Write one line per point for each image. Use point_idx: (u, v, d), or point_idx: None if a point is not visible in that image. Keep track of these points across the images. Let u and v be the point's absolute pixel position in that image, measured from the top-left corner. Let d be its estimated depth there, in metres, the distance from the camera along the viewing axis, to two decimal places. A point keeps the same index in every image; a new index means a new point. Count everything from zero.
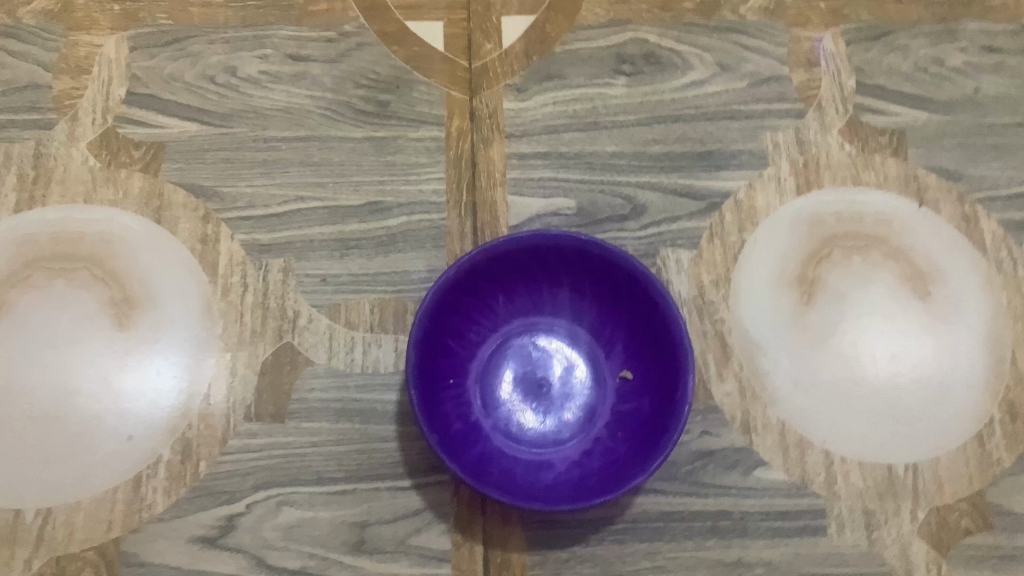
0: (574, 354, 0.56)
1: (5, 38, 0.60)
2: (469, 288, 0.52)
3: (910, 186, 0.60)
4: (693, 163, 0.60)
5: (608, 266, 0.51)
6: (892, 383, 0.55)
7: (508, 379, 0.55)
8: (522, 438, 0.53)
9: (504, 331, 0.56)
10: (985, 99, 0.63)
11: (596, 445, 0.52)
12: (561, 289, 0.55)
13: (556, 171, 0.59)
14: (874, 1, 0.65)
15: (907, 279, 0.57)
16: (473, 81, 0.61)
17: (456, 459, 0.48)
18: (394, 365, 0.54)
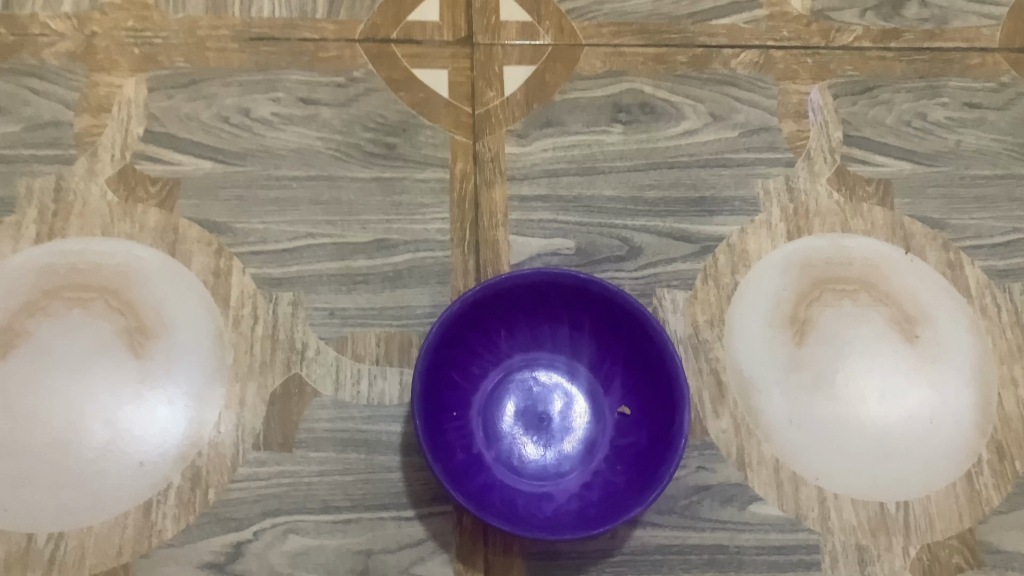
0: (573, 389, 0.57)
1: (28, 77, 0.63)
2: (474, 322, 0.54)
3: (897, 233, 0.63)
4: (688, 207, 0.63)
5: (607, 302, 0.53)
6: (883, 421, 0.57)
7: (509, 412, 0.56)
8: (523, 469, 0.54)
9: (506, 365, 0.57)
10: (966, 152, 0.66)
11: (595, 478, 0.53)
12: (562, 326, 0.57)
13: (556, 212, 0.61)
14: (859, 57, 0.68)
15: (895, 321, 0.60)
16: (476, 126, 0.63)
17: (461, 488, 0.49)
18: (399, 397, 0.56)
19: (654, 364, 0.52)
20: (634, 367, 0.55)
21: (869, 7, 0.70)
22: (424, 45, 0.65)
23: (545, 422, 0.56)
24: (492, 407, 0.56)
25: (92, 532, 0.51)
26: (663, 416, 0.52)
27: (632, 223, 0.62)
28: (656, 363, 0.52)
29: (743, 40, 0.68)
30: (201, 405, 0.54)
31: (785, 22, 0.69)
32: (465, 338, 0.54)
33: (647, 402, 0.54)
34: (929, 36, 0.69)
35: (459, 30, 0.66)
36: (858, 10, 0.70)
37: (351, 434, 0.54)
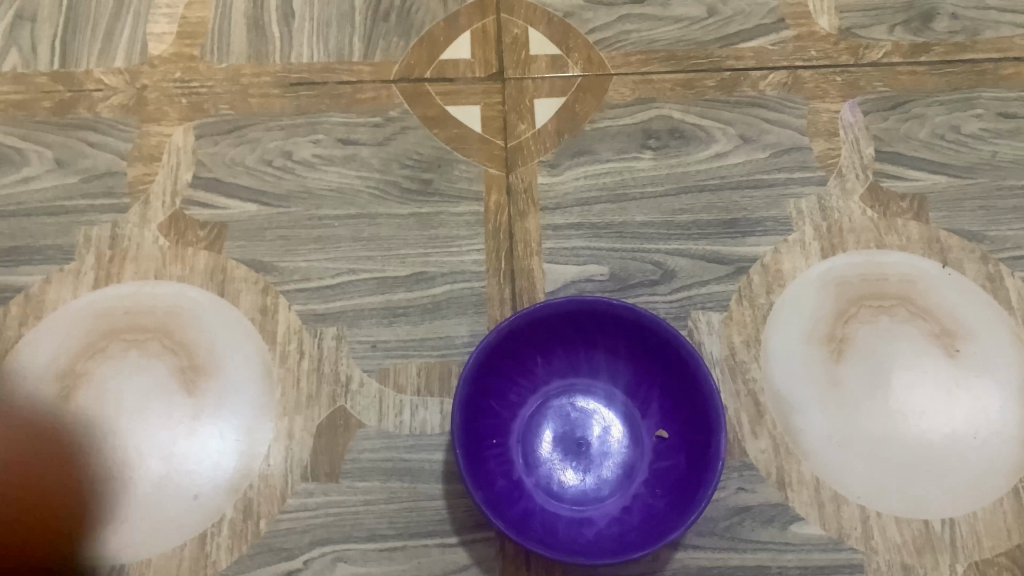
0: (611, 414, 0.58)
1: (85, 131, 0.66)
2: (511, 350, 0.55)
3: (934, 247, 0.62)
4: (720, 229, 0.63)
5: (641, 328, 0.54)
6: (924, 438, 0.57)
7: (548, 438, 0.57)
8: (563, 494, 0.55)
9: (544, 392, 0.59)
10: (1003, 162, 0.65)
11: (635, 502, 0.54)
12: (598, 351, 0.58)
13: (589, 240, 0.63)
14: (889, 73, 0.68)
15: (934, 337, 0.59)
16: (508, 159, 0.65)
17: (501, 514, 0.50)
18: (440, 426, 0.57)
19: (690, 387, 0.53)
20: (670, 390, 0.56)
21: (897, 23, 0.70)
22: (456, 82, 0.67)
23: (583, 447, 0.57)
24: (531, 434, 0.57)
25: (152, 563, 0.53)
26: (700, 438, 0.52)
27: (665, 248, 0.62)
28: (691, 386, 0.53)
29: (770, 62, 0.68)
30: (251, 438, 0.56)
31: (812, 41, 0.69)
32: (503, 366, 0.56)
33: (685, 425, 0.54)
34: (961, 48, 0.69)
35: (490, 66, 0.68)
36: (886, 26, 0.70)
37: (395, 463, 0.56)
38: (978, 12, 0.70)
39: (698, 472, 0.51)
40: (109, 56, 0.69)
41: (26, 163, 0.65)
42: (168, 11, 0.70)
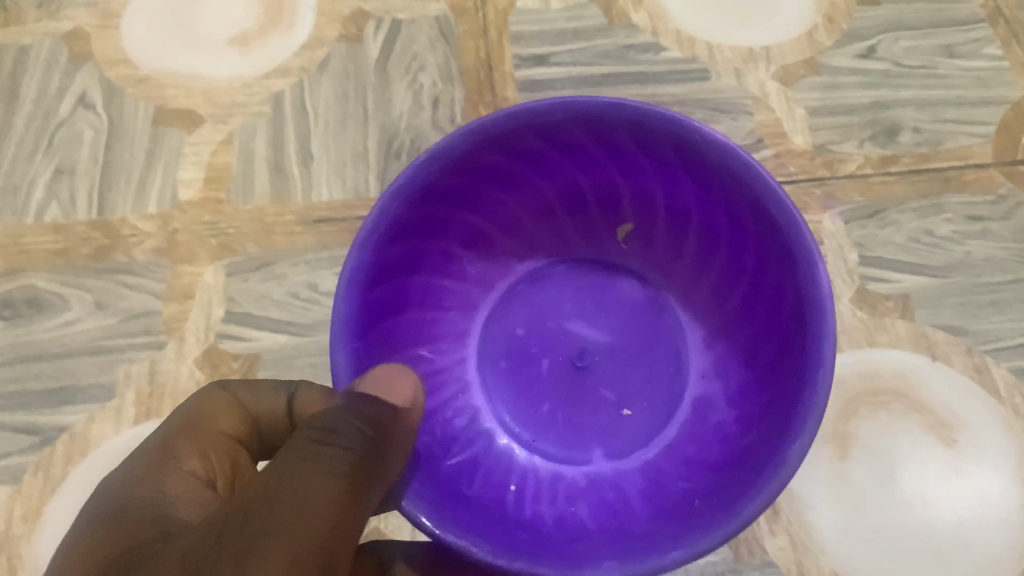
0: (546, 353, 0.64)
1: (122, 274, 0.72)
2: (471, 243, 0.63)
3: (922, 342, 0.67)
4: (767, 203, 0.50)
5: (548, 318, 0.65)
6: (934, 524, 0.62)
7: (545, 368, 0.64)
8: (560, 390, 0.63)
9: (499, 303, 0.66)
10: (976, 261, 0.71)
11: (627, 289, 0.66)
12: (458, 223, 0.60)
13: (569, 267, 0.66)
14: (863, 183, 0.74)
15: (931, 429, 0.64)
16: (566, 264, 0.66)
17: (602, 379, 0.63)
18: (611, 398, 0.62)
19: (615, 316, 0.65)
20: (554, 185, 0.61)
21: (865, 138, 0.76)
22: None
23: (691, 515, 0.49)
24: (536, 319, 0.65)
25: None
26: (670, 292, 0.65)
27: (670, 556, 0.45)
28: (685, 276, 0.64)
29: None
30: None
31: (791, 158, 0.75)
32: (489, 497, 0.55)
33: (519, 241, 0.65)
34: (925, 158, 0.75)
35: None
36: (855, 141, 0.76)
37: None
38: (936, 125, 0.76)
39: (736, 221, 0.55)
40: (143, 203, 0.74)
41: (67, 307, 0.71)
42: (196, 159, 0.76)
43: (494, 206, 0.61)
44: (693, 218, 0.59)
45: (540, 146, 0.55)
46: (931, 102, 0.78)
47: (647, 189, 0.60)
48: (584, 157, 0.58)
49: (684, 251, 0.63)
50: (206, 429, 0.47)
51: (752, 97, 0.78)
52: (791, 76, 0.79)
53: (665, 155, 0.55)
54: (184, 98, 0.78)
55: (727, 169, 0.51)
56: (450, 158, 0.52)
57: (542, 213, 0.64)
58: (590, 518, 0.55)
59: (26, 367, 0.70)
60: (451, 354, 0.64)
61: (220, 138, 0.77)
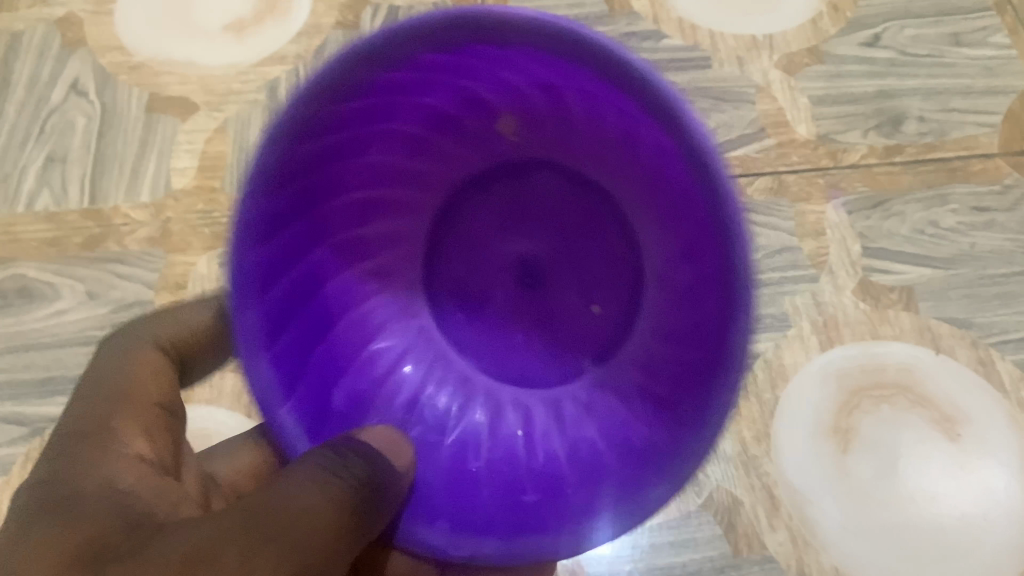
0: (489, 283, 0.58)
1: (115, 264, 0.71)
2: (381, 210, 0.55)
3: (925, 335, 0.66)
4: (691, 147, 0.36)
5: (479, 235, 0.58)
6: (937, 520, 0.61)
7: (495, 299, 0.57)
8: (518, 319, 0.57)
9: (428, 247, 0.58)
10: (981, 252, 0.70)
11: (539, 175, 0.57)
12: (369, 200, 0.53)
13: (473, 185, 0.58)
14: (867, 173, 0.73)
15: (935, 424, 0.63)
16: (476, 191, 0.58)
17: (557, 299, 0.56)
18: (570, 310, 0.56)
19: (546, 219, 0.57)
20: (374, 113, 0.46)
21: (870, 128, 0.75)
22: None
23: (678, 441, 0.41)
24: (472, 258, 0.58)
25: None
26: (586, 163, 0.54)
27: (655, 491, 0.40)
28: (589, 142, 0.51)
29: (755, 169, 0.73)
30: None
31: (794, 147, 0.74)
32: (495, 465, 0.48)
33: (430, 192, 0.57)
34: (931, 148, 0.74)
35: None
36: (860, 130, 0.74)
37: None
38: (942, 114, 0.75)
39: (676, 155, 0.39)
40: (136, 191, 0.73)
41: (59, 297, 0.70)
42: (190, 147, 0.75)
43: (383, 169, 0.53)
44: (578, 117, 0.49)
45: (341, 108, 0.41)
46: (937, 91, 0.76)
47: (497, 78, 0.45)
48: (406, 86, 0.45)
49: (576, 128, 0.50)
50: (142, 399, 0.44)
51: (755, 85, 0.76)
52: (795, 65, 0.77)
53: (527, 50, 0.38)
54: (178, 85, 0.77)
55: (570, 59, 0.37)
56: (271, 167, 0.40)
57: (410, 146, 0.53)
58: (603, 435, 0.49)
59: (17, 357, 0.69)
60: (408, 334, 0.56)
61: (214, 126, 0.75)
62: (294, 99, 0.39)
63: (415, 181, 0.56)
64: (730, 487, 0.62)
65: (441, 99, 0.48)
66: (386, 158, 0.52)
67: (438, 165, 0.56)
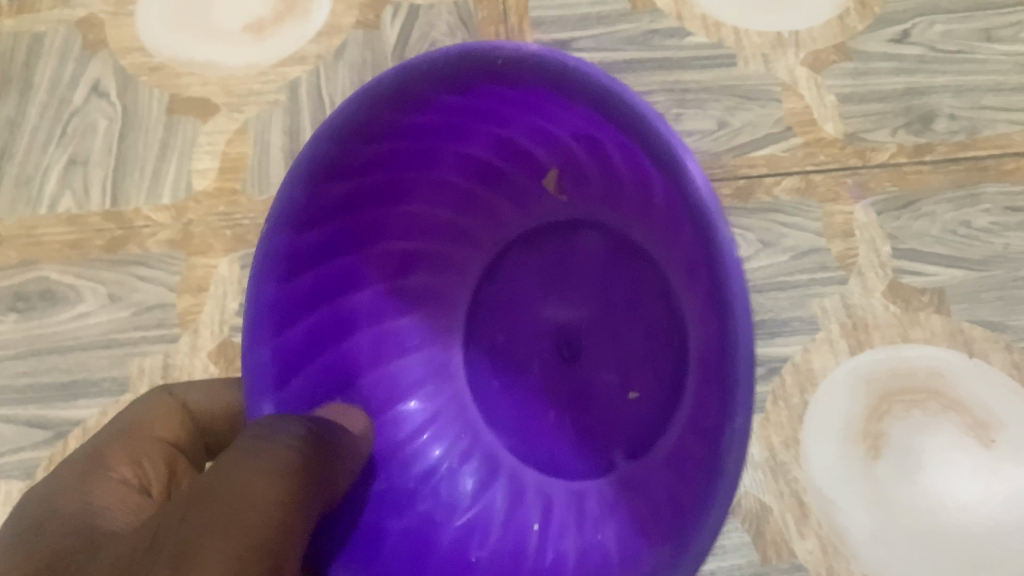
0: (529, 355, 0.60)
1: (137, 266, 0.71)
2: (433, 237, 0.60)
3: (957, 338, 0.65)
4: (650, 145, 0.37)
5: (519, 303, 0.61)
6: (970, 529, 0.60)
7: (537, 371, 0.59)
8: (557, 391, 0.58)
9: (470, 315, 0.62)
10: (1015, 253, 0.68)
11: (585, 238, 0.59)
12: (410, 242, 0.59)
13: (529, 253, 0.61)
14: (897, 173, 0.71)
15: (968, 429, 0.62)
16: (528, 262, 0.61)
17: (592, 371, 0.58)
18: (605, 381, 0.57)
19: (587, 286, 0.59)
20: (413, 153, 0.53)
21: (899, 126, 0.73)
22: None
23: (665, 539, 0.40)
24: (508, 322, 0.61)
25: None
26: (630, 227, 0.56)
27: None
28: (627, 204, 0.55)
29: (782, 168, 0.71)
30: None
31: (821, 146, 0.72)
32: (500, 557, 0.50)
33: (488, 243, 0.63)
34: (963, 147, 0.72)
35: None
36: (889, 129, 0.73)
37: None
38: (974, 112, 0.73)
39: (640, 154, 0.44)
40: (157, 193, 0.73)
41: (81, 299, 0.70)
42: (210, 149, 0.75)
43: (426, 220, 0.59)
44: (620, 173, 0.52)
45: (372, 149, 0.49)
46: (969, 87, 0.74)
47: (531, 127, 0.52)
48: (452, 131, 0.53)
49: (608, 172, 0.54)
50: (144, 434, 0.46)
51: (781, 83, 0.75)
52: (822, 62, 0.75)
53: (534, 86, 0.41)
54: (199, 86, 0.77)
55: (602, 109, 0.38)
56: (295, 215, 0.47)
57: (462, 201, 0.60)
58: (609, 536, 0.48)
59: (40, 360, 0.69)
60: (442, 396, 0.60)
61: (235, 127, 0.75)
62: (313, 146, 0.46)
63: (457, 234, 0.61)
64: (758, 494, 0.61)
65: (484, 132, 0.54)
66: (433, 203, 0.59)
67: (492, 212, 0.62)
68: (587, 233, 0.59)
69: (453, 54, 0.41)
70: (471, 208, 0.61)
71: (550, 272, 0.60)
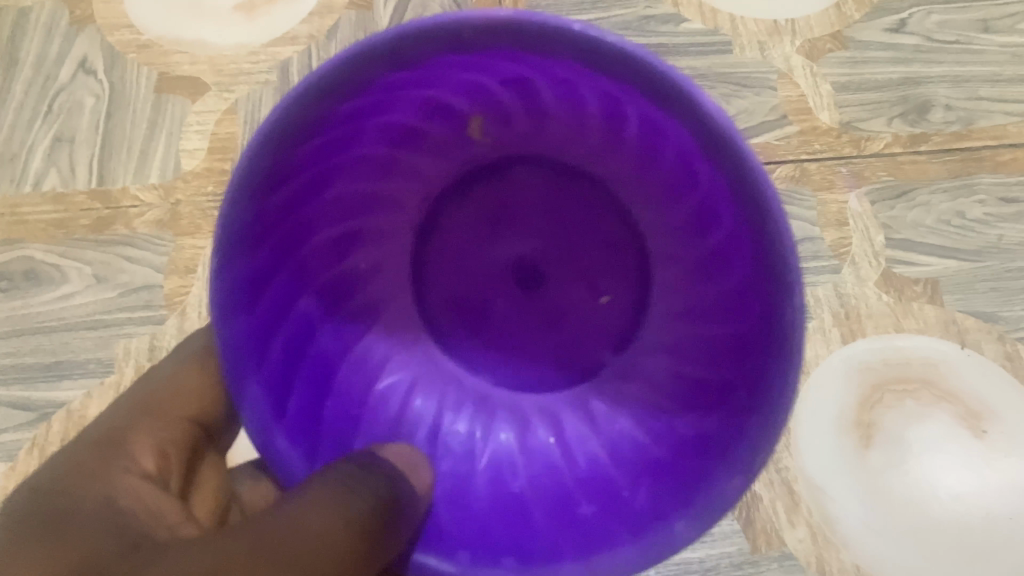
0: (491, 291, 0.62)
1: (123, 247, 0.70)
2: (364, 210, 0.58)
3: (951, 329, 0.65)
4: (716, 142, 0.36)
5: (472, 245, 0.62)
6: (962, 520, 0.60)
7: (501, 300, 0.61)
8: (529, 321, 0.61)
9: (416, 268, 0.62)
10: (1010, 245, 0.68)
11: (519, 173, 0.61)
12: (339, 227, 0.56)
13: (458, 201, 0.62)
14: (892, 162, 0.71)
15: (961, 420, 0.62)
16: (459, 208, 0.62)
17: (562, 296, 0.61)
18: (578, 299, 0.61)
19: (536, 215, 0.61)
20: (350, 135, 0.50)
21: (895, 115, 0.72)
22: None
23: (729, 412, 0.43)
24: (463, 266, 0.62)
25: None
26: (568, 153, 0.58)
27: (726, 487, 0.40)
28: (558, 135, 0.56)
29: (777, 156, 0.71)
30: None
31: (817, 135, 0.72)
32: (537, 479, 0.51)
33: (411, 197, 0.61)
34: (958, 138, 0.72)
35: None
36: (885, 118, 0.72)
37: None
38: (970, 103, 0.73)
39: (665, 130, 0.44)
40: (144, 173, 0.72)
41: (66, 280, 0.69)
42: (199, 129, 0.73)
43: (350, 199, 0.56)
44: (552, 111, 0.53)
45: (332, 114, 0.42)
46: (965, 78, 0.74)
47: (467, 87, 0.51)
48: (378, 110, 0.49)
49: (545, 119, 0.55)
50: (168, 414, 0.46)
51: (777, 71, 0.74)
52: (818, 50, 0.75)
53: (500, 53, 0.40)
54: (188, 65, 0.75)
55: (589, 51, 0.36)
56: (242, 236, 0.42)
57: (384, 167, 0.57)
58: (639, 427, 0.52)
59: (23, 341, 0.68)
60: (414, 361, 0.59)
61: (224, 107, 0.74)
62: (252, 154, 0.40)
63: (384, 199, 0.59)
64: (749, 482, 0.60)
65: (408, 107, 0.52)
66: (355, 181, 0.55)
67: (393, 178, 0.59)
68: (516, 172, 0.61)
69: (400, 35, 0.37)
70: (385, 180, 0.58)
71: (490, 215, 0.62)
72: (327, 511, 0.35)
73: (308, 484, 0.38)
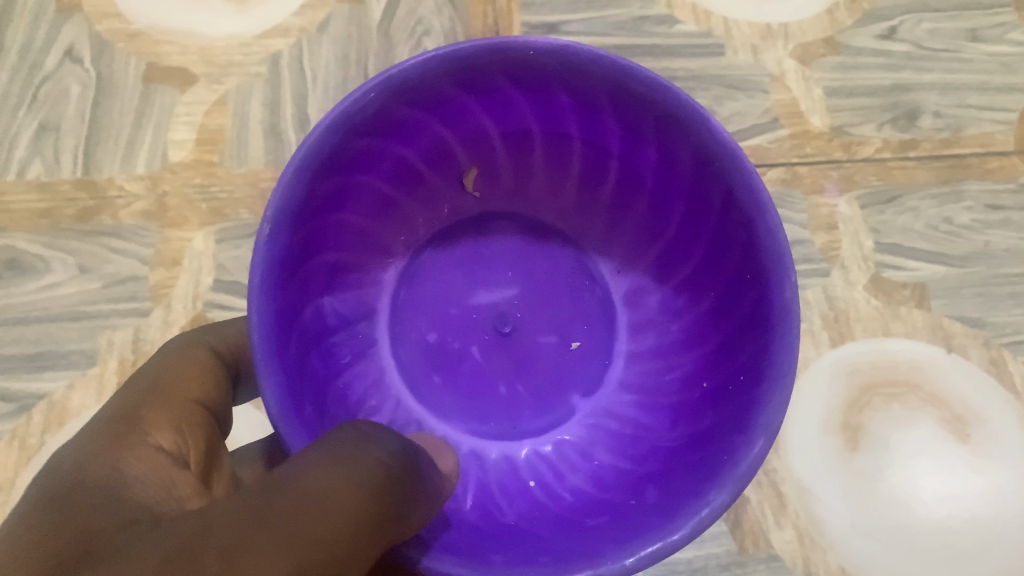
0: (466, 336, 0.60)
1: (109, 237, 0.69)
2: (355, 246, 0.58)
3: (938, 333, 0.66)
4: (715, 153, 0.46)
5: (440, 294, 0.61)
6: (946, 522, 0.61)
7: (474, 348, 0.60)
8: (498, 368, 0.60)
9: (390, 316, 0.60)
10: (995, 251, 0.69)
11: (498, 225, 0.63)
12: (335, 252, 0.55)
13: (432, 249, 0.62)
14: (881, 166, 0.71)
15: (945, 423, 0.63)
16: (433, 256, 0.62)
17: (535, 344, 0.61)
18: (552, 346, 0.61)
19: (507, 263, 0.62)
20: (365, 159, 0.52)
21: (886, 121, 0.73)
22: None
23: (738, 395, 0.48)
24: (431, 311, 0.61)
25: None
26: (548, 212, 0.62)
27: (751, 453, 0.43)
28: (544, 187, 0.62)
29: (768, 159, 0.71)
30: None
31: (808, 138, 0.72)
32: (526, 513, 0.52)
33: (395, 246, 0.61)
34: (947, 144, 0.72)
35: None
36: (875, 123, 0.73)
37: None
38: (959, 110, 0.73)
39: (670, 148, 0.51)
40: (131, 163, 0.71)
41: (49, 269, 0.68)
42: (188, 120, 0.73)
43: (351, 230, 0.56)
44: (539, 144, 0.58)
45: (401, 116, 0.49)
46: (955, 85, 0.74)
47: (480, 121, 0.55)
48: (406, 132, 0.52)
49: (535, 165, 0.60)
50: (177, 393, 0.44)
51: (769, 74, 0.74)
52: (810, 54, 0.75)
53: (548, 88, 0.50)
54: (178, 56, 0.74)
55: (624, 92, 0.47)
56: (293, 210, 0.45)
57: (381, 204, 0.58)
58: (619, 459, 0.56)
59: (4, 331, 0.67)
60: (386, 410, 0.58)
61: (214, 98, 0.73)
62: (319, 136, 0.45)
63: (367, 240, 0.59)
64: None
65: (427, 134, 0.54)
66: (358, 209, 0.56)
67: (381, 220, 0.59)
68: (490, 229, 0.63)
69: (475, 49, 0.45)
70: (372, 216, 0.58)
71: (464, 261, 0.62)
72: (336, 487, 0.34)
73: (315, 451, 0.36)
